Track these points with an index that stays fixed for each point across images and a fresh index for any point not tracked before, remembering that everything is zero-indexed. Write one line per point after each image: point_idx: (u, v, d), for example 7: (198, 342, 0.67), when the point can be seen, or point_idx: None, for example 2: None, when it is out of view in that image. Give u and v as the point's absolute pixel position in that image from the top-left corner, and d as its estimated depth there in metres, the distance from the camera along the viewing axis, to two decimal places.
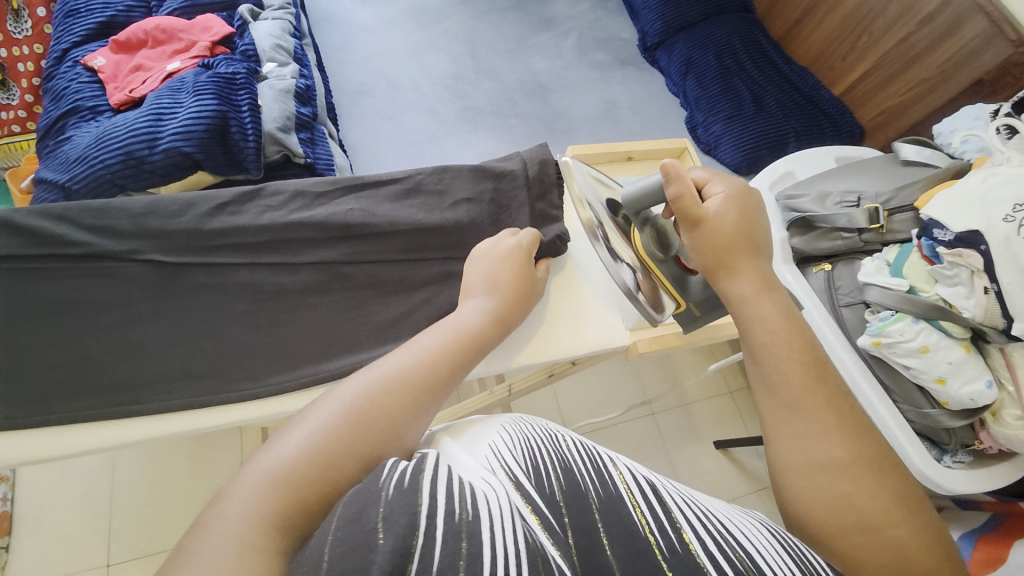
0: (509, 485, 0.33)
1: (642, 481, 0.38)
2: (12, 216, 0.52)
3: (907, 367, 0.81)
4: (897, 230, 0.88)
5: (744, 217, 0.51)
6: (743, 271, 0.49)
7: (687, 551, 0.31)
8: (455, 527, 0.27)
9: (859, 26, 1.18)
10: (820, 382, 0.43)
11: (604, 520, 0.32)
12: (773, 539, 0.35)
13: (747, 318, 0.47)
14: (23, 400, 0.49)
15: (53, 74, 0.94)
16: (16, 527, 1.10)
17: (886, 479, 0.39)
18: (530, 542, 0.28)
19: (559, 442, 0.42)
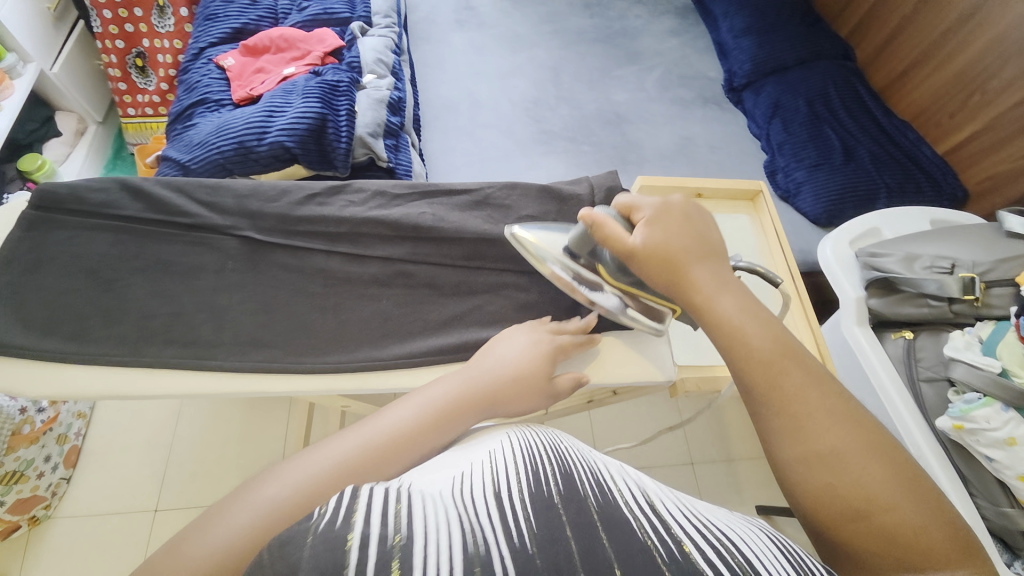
0: (480, 495, 0.31)
1: (639, 497, 0.35)
2: (144, 185, 0.60)
3: (988, 459, 0.74)
4: (994, 304, 0.80)
5: (690, 223, 0.50)
6: (698, 283, 0.47)
7: (686, 558, 0.28)
8: (386, 554, 0.25)
9: (971, 83, 1.10)
10: (802, 376, 0.42)
11: (601, 522, 0.30)
12: (777, 552, 0.31)
13: (721, 325, 0.45)
14: (123, 340, 0.55)
15: (190, 68, 1.09)
16: (83, 461, 1.22)
17: (885, 461, 0.38)
18: (480, 564, 0.26)
19: (557, 451, 0.40)
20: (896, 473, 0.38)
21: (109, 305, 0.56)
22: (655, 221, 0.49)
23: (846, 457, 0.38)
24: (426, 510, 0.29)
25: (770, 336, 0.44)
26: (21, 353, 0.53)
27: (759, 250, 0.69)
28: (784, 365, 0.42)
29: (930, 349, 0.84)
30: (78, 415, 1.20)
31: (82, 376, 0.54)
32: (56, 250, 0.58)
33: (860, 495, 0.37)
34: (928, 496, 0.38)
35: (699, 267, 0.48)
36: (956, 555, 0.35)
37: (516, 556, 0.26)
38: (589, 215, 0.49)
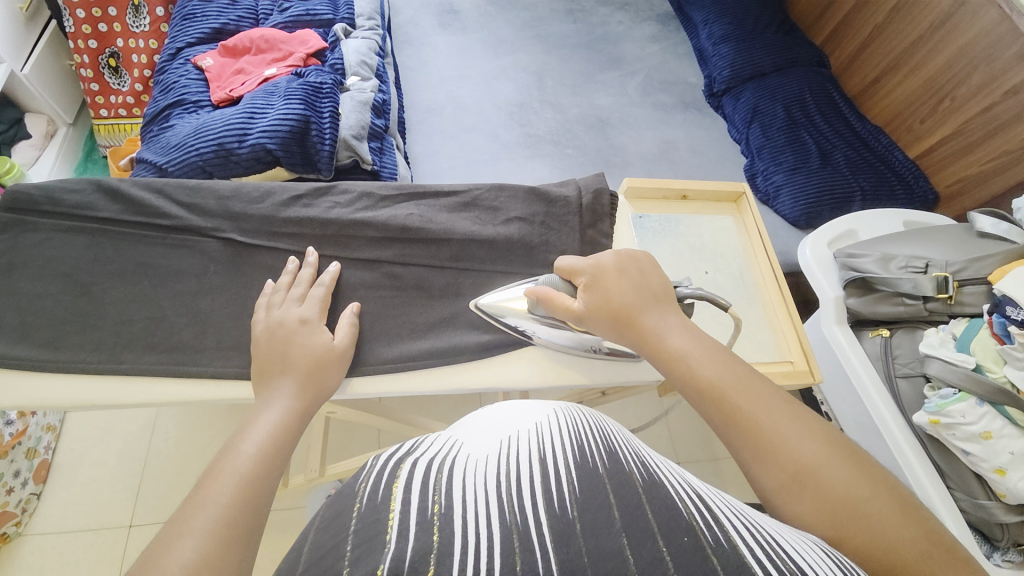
0: (525, 464, 0.31)
1: (687, 488, 0.33)
2: (122, 186, 0.59)
3: (964, 452, 0.76)
4: (967, 302, 0.82)
5: (625, 275, 0.52)
6: (653, 324, 0.49)
7: (731, 546, 0.27)
8: (426, 521, 0.25)
9: (941, 90, 1.14)
10: (759, 400, 0.43)
11: (646, 502, 0.29)
12: (827, 557, 0.30)
13: (675, 362, 0.47)
14: (97, 347, 0.53)
15: (166, 69, 1.06)
16: (53, 475, 1.17)
17: (858, 471, 0.38)
18: (520, 529, 0.26)
19: (604, 432, 0.38)
20: (870, 482, 0.37)
21: (84, 309, 0.54)
22: (594, 283, 0.51)
23: (819, 472, 0.38)
24: (467, 484, 0.29)
25: (722, 367, 0.46)
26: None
27: (743, 251, 0.70)
28: (737, 395, 0.43)
29: (907, 346, 0.86)
30: (48, 428, 1.16)
31: (55, 384, 0.51)
32: (27, 254, 0.55)
33: (841, 508, 0.36)
34: (909, 504, 0.37)
35: (648, 314, 0.50)
36: (948, 560, 0.33)
37: (558, 527, 0.26)
38: (532, 294, 0.53)
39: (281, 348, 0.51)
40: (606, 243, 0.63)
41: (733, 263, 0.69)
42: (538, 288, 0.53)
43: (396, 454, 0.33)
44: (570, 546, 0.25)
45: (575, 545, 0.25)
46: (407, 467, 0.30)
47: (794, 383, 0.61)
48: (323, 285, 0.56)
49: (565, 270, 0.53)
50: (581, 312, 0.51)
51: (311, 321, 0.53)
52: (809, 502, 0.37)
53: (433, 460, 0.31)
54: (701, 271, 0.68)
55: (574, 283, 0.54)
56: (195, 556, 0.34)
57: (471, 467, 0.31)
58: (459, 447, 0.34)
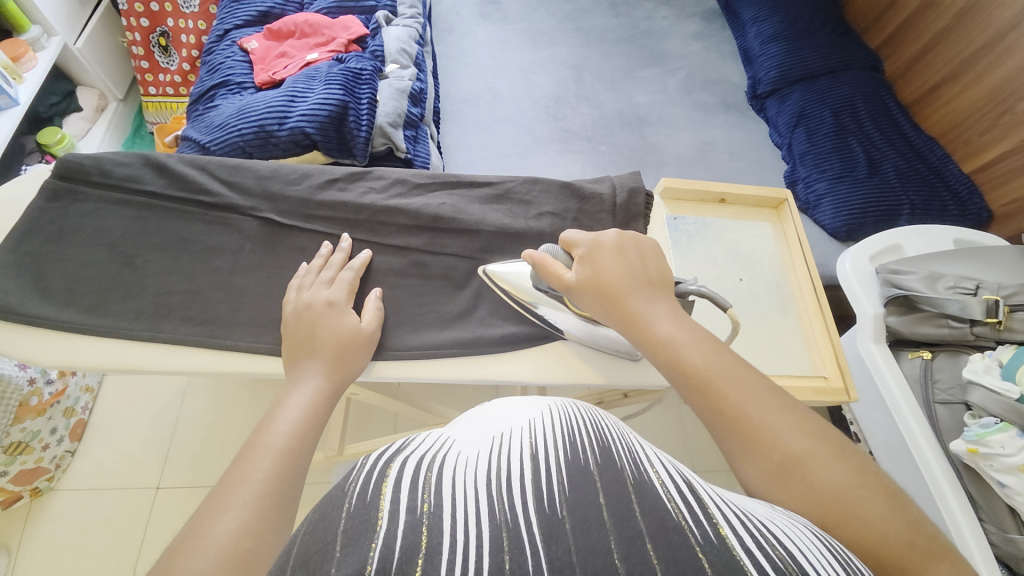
0: (515, 460, 0.30)
1: (678, 477, 0.32)
2: (168, 161, 0.60)
3: (1001, 484, 0.72)
4: (1017, 328, 0.77)
5: (623, 255, 0.50)
6: (641, 306, 0.47)
7: (721, 541, 0.27)
8: (415, 521, 0.25)
9: (1003, 102, 1.07)
10: (748, 389, 0.40)
11: (637, 498, 0.28)
12: (821, 543, 0.29)
13: (661, 347, 0.44)
14: (137, 315, 0.54)
15: (214, 49, 1.09)
16: (88, 435, 1.23)
17: (848, 463, 0.37)
18: (509, 528, 0.26)
19: (597, 421, 0.37)
20: (858, 473, 0.36)
21: (127, 279, 0.56)
22: (590, 257, 0.50)
23: (807, 464, 0.36)
24: (454, 478, 0.28)
25: (707, 353, 0.43)
26: (37, 322, 0.53)
27: (781, 261, 0.67)
28: (725, 383, 0.41)
29: (949, 370, 0.83)
30: (86, 389, 1.22)
31: (95, 349, 0.53)
32: (78, 222, 0.58)
33: (830, 504, 0.34)
34: (896, 495, 0.35)
35: (636, 295, 0.47)
36: (934, 560, 0.32)
37: (548, 526, 0.26)
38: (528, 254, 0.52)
39: (308, 330, 0.51)
40: None
41: (769, 272, 0.67)
42: (537, 252, 0.53)
43: (386, 453, 0.30)
44: (558, 545, 0.25)
45: (563, 545, 0.25)
46: (397, 465, 0.29)
47: (826, 401, 0.58)
48: (353, 270, 0.57)
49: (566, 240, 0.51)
50: (571, 283, 0.50)
51: (338, 303, 0.54)
52: (797, 496, 0.35)
53: (422, 454, 0.30)
54: (734, 278, 0.66)
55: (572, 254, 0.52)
56: (236, 526, 0.36)
57: (459, 462, 0.30)
58: (451, 443, 0.32)
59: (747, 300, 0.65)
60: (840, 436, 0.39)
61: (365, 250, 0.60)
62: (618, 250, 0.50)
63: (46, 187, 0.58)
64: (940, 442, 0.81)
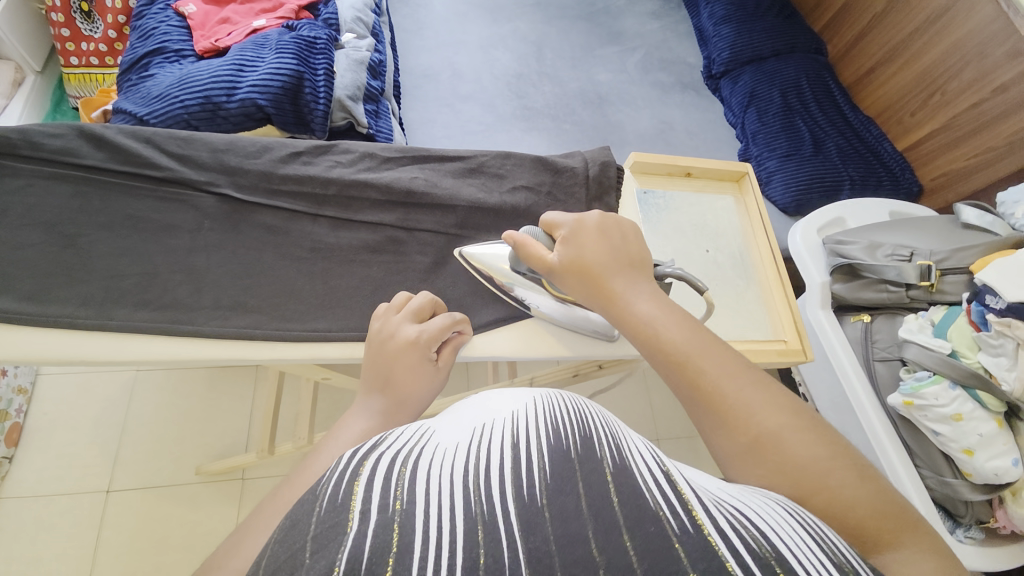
0: (496, 451, 0.30)
1: (661, 466, 0.32)
2: (107, 134, 0.55)
3: (935, 432, 0.80)
4: (947, 290, 0.85)
5: (606, 237, 0.49)
6: (618, 287, 0.47)
7: (698, 530, 0.27)
8: (386, 519, 0.24)
9: (933, 83, 1.15)
10: (725, 366, 0.41)
11: (614, 486, 0.28)
12: (797, 525, 0.30)
13: (640, 326, 0.45)
14: (84, 302, 0.49)
15: (144, 13, 0.99)
16: (24, 440, 1.14)
17: (824, 437, 0.38)
18: (483, 521, 0.25)
19: (581, 410, 0.36)
20: (831, 446, 0.37)
21: (70, 262, 0.51)
22: (574, 239, 0.50)
23: (783, 439, 0.37)
24: (431, 473, 0.28)
25: (685, 331, 0.43)
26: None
27: (743, 231, 0.70)
28: (703, 360, 0.41)
29: (887, 331, 0.90)
30: (18, 390, 1.12)
31: (34, 340, 0.48)
32: (5, 201, 0.51)
33: (804, 479, 0.35)
34: (865, 467, 0.37)
35: (615, 277, 0.47)
36: (895, 527, 0.34)
37: (526, 514, 0.26)
38: (510, 236, 0.51)
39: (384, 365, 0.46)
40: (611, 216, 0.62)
41: (733, 242, 0.70)
42: (518, 234, 0.52)
43: (361, 449, 0.30)
44: (536, 534, 0.25)
45: (541, 533, 0.25)
46: (370, 462, 0.28)
47: (788, 361, 0.62)
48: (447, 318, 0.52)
49: (546, 223, 0.51)
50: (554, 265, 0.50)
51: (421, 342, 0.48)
52: (768, 470, 0.36)
53: (399, 452, 0.29)
54: (702, 249, 0.68)
55: (553, 236, 0.52)
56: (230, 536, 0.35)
57: (438, 454, 0.30)
58: (430, 436, 0.32)
59: (714, 269, 0.68)
60: (813, 411, 0.40)
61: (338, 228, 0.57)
62: (597, 233, 0.50)
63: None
64: (879, 397, 0.89)
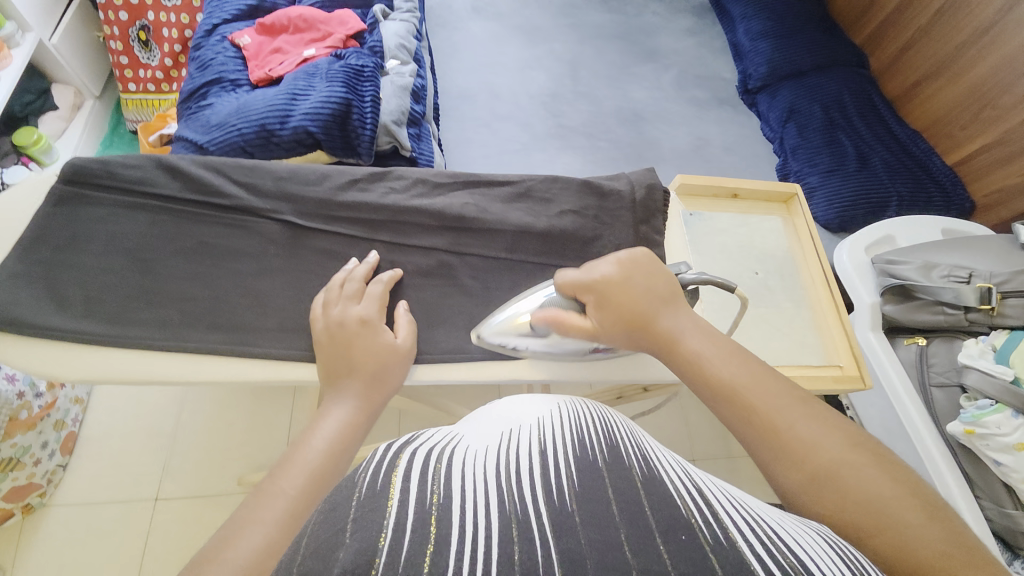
0: (526, 456, 0.31)
1: (690, 480, 0.32)
2: (180, 164, 0.57)
3: (996, 463, 0.75)
4: (1009, 314, 0.81)
5: (646, 272, 0.51)
6: (668, 320, 0.49)
7: (730, 541, 0.27)
8: (424, 513, 0.25)
9: (984, 97, 1.11)
10: (775, 398, 0.42)
11: (644, 494, 0.29)
12: (833, 549, 0.30)
13: (690, 361, 0.47)
14: (160, 324, 0.52)
15: (202, 45, 1.05)
16: (79, 448, 1.19)
17: (885, 472, 0.37)
18: (517, 518, 0.26)
19: (608, 421, 0.38)
20: (895, 482, 0.36)
21: (146, 286, 0.53)
22: (608, 282, 0.50)
23: (841, 473, 0.37)
24: (467, 474, 0.29)
25: (735, 364, 0.45)
26: (52, 333, 0.49)
27: (793, 253, 0.69)
28: (753, 393, 0.43)
29: (944, 355, 0.86)
30: (75, 401, 1.18)
31: (113, 360, 0.50)
32: (90, 227, 0.54)
33: (866, 515, 0.35)
34: (934, 506, 0.36)
35: (664, 311, 0.49)
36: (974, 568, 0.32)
37: (557, 518, 0.26)
38: (541, 318, 0.51)
39: (343, 350, 0.50)
40: (659, 240, 0.62)
41: (783, 265, 0.68)
42: (546, 312, 0.51)
43: (397, 446, 0.32)
44: (567, 535, 0.25)
45: (573, 536, 0.25)
46: (407, 455, 0.30)
47: (845, 390, 0.60)
48: (381, 282, 0.56)
49: (570, 288, 0.51)
50: (594, 328, 0.50)
51: (372, 320, 0.52)
52: (827, 505, 0.36)
53: (436, 450, 0.32)
54: (751, 271, 0.67)
55: (581, 300, 0.51)
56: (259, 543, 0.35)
57: (471, 456, 0.31)
58: (459, 440, 0.34)
59: (764, 293, 0.66)
60: (873, 443, 0.40)
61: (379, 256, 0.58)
62: (637, 267, 0.51)
63: (52, 192, 0.53)
64: (937, 425, 0.85)
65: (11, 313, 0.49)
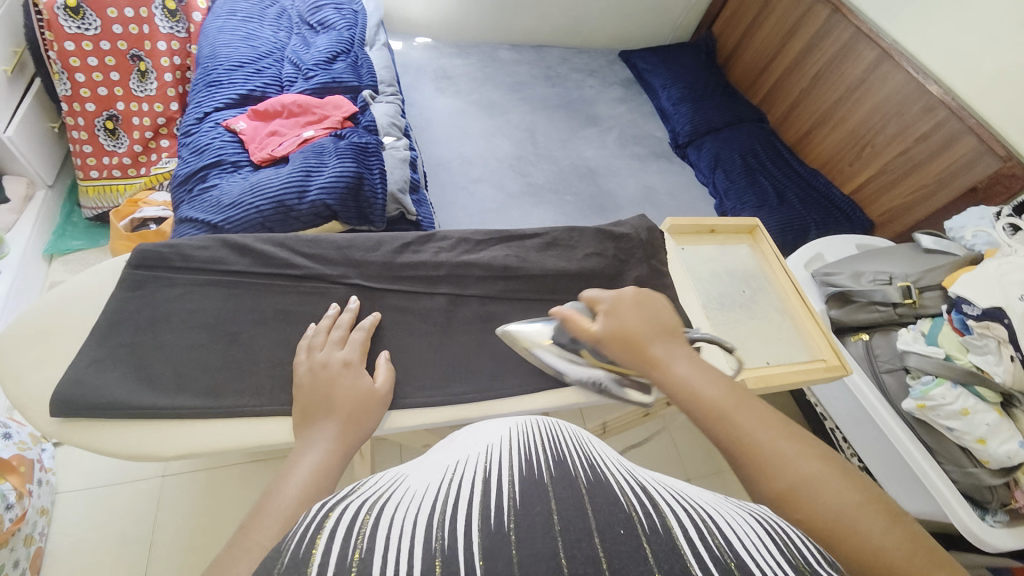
0: (464, 486, 0.32)
1: (632, 481, 0.35)
2: (249, 243, 0.65)
3: (950, 428, 0.90)
4: (927, 304, 1.00)
5: (642, 308, 0.57)
6: (655, 353, 0.52)
7: (666, 531, 0.29)
8: (343, 567, 0.25)
9: (862, 139, 1.39)
10: (759, 421, 0.45)
11: (588, 495, 0.31)
12: (760, 527, 0.33)
13: (680, 386, 0.50)
14: (259, 390, 0.56)
15: (194, 131, 1.09)
16: (45, 568, 1.04)
17: (850, 483, 0.40)
18: (443, 555, 0.26)
19: (555, 433, 0.41)
20: (859, 492, 0.39)
21: (238, 356, 0.58)
22: (614, 311, 0.55)
23: (809, 483, 0.40)
24: (393, 521, 0.29)
25: (720, 387, 0.49)
26: (153, 412, 0.53)
27: (766, 273, 0.84)
28: (738, 414, 0.46)
29: (885, 345, 1.03)
30: (41, 512, 1.05)
31: (212, 430, 0.54)
32: (164, 307, 0.59)
33: (831, 522, 0.37)
34: (896, 513, 0.38)
35: (654, 342, 0.53)
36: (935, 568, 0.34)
37: (491, 541, 0.27)
38: (558, 311, 0.57)
39: (326, 390, 0.53)
40: (666, 271, 0.75)
41: (760, 282, 0.83)
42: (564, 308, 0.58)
43: (330, 503, 0.32)
44: (499, 559, 0.26)
45: (505, 556, 0.26)
46: (335, 515, 0.30)
47: (835, 377, 0.73)
48: (363, 329, 0.60)
49: (588, 298, 0.58)
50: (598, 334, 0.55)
51: (354, 363, 0.56)
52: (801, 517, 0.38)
53: (365, 502, 0.32)
54: (740, 290, 0.81)
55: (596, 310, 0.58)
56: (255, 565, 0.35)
57: (406, 500, 0.32)
58: (401, 482, 0.35)
59: (753, 307, 0.79)
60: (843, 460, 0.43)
61: (373, 313, 0.63)
62: (637, 304, 0.57)
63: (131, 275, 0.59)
64: (893, 405, 1.00)
65: (111, 397, 0.52)
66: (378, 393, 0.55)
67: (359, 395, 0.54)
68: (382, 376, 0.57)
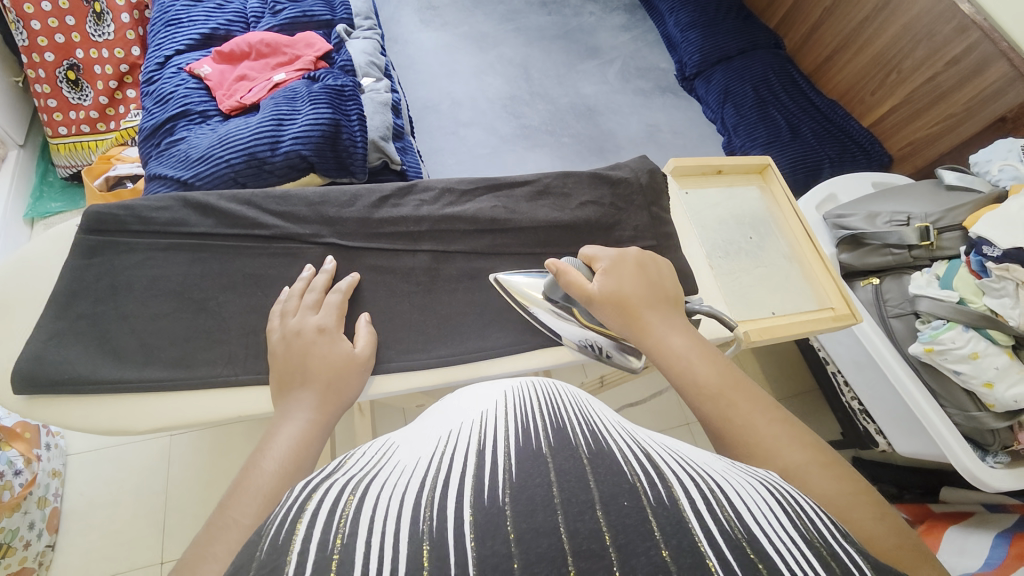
0: (458, 460, 0.28)
1: (636, 447, 0.31)
2: (211, 201, 0.61)
3: (956, 372, 0.87)
4: (946, 246, 0.94)
5: (644, 272, 0.54)
6: (648, 322, 0.49)
7: (673, 502, 0.25)
8: (325, 555, 0.22)
9: (888, 64, 1.27)
10: (754, 403, 0.42)
11: (590, 465, 0.27)
12: (771, 497, 0.29)
13: (672, 359, 0.47)
14: (232, 358, 0.54)
15: (156, 78, 1.00)
16: (65, 524, 1.08)
17: (836, 473, 0.37)
18: (432, 537, 0.23)
19: (553, 397, 0.38)
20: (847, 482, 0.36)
21: (207, 324, 0.56)
22: (612, 271, 0.53)
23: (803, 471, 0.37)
24: (381, 498, 0.25)
25: (716, 365, 0.46)
26: (123, 385, 0.52)
27: (774, 217, 0.78)
28: (735, 395, 0.43)
29: (895, 290, 0.99)
30: (53, 474, 1.07)
31: (186, 401, 0.52)
32: (125, 275, 0.56)
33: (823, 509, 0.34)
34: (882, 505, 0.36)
35: (650, 310, 0.50)
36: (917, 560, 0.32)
37: (485, 518, 0.24)
38: (552, 265, 0.54)
39: (299, 359, 0.50)
40: (668, 218, 0.70)
41: (768, 226, 0.77)
42: (559, 262, 0.55)
43: (314, 480, 0.28)
44: (494, 537, 0.23)
45: (500, 534, 0.23)
46: (319, 493, 0.26)
47: (842, 326, 0.69)
48: (339, 291, 0.57)
49: (586, 254, 0.55)
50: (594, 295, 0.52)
51: (329, 329, 0.53)
52: None
53: (352, 479, 0.28)
54: (747, 236, 0.76)
55: (593, 268, 0.54)
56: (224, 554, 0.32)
57: (395, 476, 0.28)
58: (391, 455, 0.31)
59: (759, 254, 0.75)
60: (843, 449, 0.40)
61: (352, 273, 0.60)
62: (638, 269, 0.54)
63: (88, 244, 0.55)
64: (899, 349, 0.97)
65: (74, 373, 0.51)
66: (360, 362, 0.53)
67: (334, 365, 0.51)
68: (362, 343, 0.54)
